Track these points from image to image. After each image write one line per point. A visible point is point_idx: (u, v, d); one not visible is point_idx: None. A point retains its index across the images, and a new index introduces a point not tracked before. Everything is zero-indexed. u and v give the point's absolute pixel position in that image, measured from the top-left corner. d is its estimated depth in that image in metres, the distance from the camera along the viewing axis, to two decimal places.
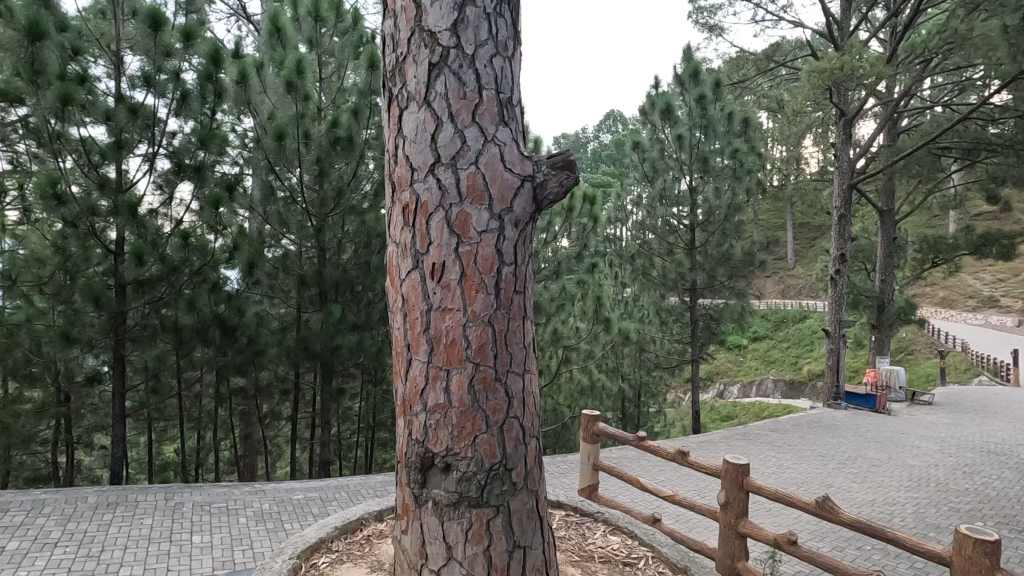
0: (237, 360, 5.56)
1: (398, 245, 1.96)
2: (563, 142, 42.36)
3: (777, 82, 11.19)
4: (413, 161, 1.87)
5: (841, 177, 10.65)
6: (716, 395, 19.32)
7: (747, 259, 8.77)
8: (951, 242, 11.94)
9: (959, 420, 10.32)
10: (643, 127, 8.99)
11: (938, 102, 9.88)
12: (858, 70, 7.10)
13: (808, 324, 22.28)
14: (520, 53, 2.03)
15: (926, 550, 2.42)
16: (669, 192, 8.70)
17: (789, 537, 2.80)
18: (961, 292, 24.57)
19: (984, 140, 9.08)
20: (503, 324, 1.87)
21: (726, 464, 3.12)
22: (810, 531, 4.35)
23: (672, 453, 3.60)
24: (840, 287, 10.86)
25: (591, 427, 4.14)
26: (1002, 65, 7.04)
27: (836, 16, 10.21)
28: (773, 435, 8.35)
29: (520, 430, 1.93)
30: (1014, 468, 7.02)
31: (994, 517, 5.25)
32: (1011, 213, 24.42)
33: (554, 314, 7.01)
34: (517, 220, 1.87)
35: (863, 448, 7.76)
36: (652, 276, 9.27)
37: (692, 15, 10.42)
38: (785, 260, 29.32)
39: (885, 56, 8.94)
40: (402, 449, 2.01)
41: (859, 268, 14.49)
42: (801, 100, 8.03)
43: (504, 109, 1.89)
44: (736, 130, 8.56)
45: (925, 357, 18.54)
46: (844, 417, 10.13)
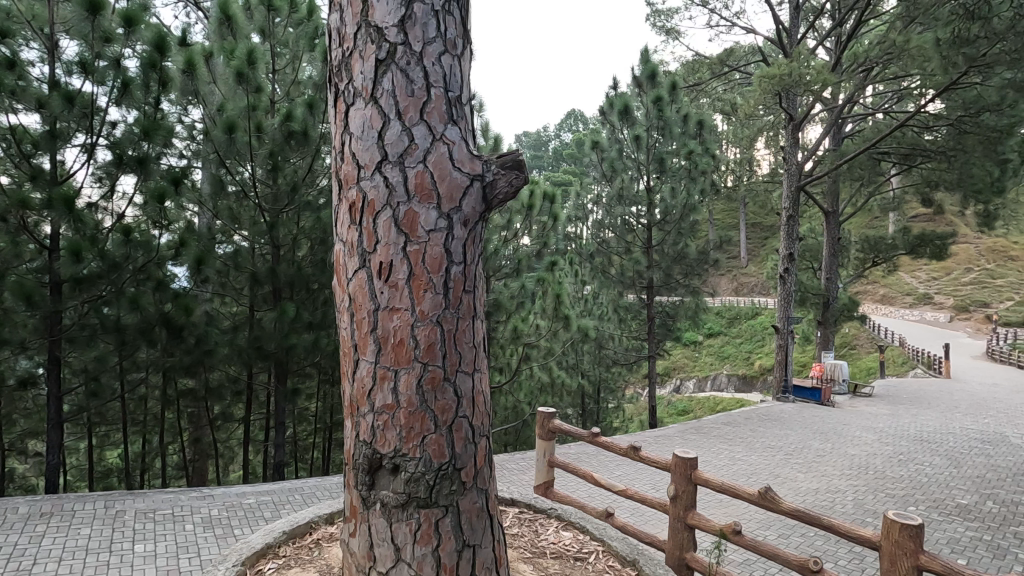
0: (185, 361, 5.35)
1: (345, 244, 1.92)
2: (525, 140, 42.52)
3: (731, 85, 11.48)
4: (359, 158, 1.85)
5: (790, 179, 11.09)
6: (673, 390, 19.91)
7: (701, 258, 9.03)
8: (890, 243, 12.58)
9: (896, 411, 10.89)
10: (603, 127, 9.12)
11: (878, 109, 10.40)
12: (805, 76, 7.40)
13: (759, 320, 23.12)
14: (470, 53, 2.02)
15: (858, 536, 2.54)
16: (627, 191, 8.88)
17: (733, 527, 2.89)
18: (899, 289, 25.83)
19: (920, 146, 9.63)
20: (453, 324, 1.86)
21: (675, 459, 3.20)
22: (757, 520, 4.54)
23: (625, 449, 3.66)
24: (788, 285, 11.28)
25: (547, 424, 4.18)
26: (936, 76, 7.46)
27: (786, 24, 10.62)
28: (725, 429, 8.61)
29: (469, 430, 1.93)
30: (944, 455, 7.48)
31: (926, 501, 5.59)
32: (943, 216, 26.00)
33: (514, 312, 7.03)
34: (466, 220, 1.86)
35: (809, 439, 8.12)
36: (611, 274, 9.48)
37: (649, 18, 10.66)
38: (737, 259, 30.30)
39: (831, 64, 9.37)
40: (350, 450, 1.97)
41: (807, 267, 15.14)
42: (753, 104, 8.32)
43: (453, 108, 1.88)
44: (691, 132, 8.77)
45: (867, 353, 19.54)
46: (792, 409, 10.58)
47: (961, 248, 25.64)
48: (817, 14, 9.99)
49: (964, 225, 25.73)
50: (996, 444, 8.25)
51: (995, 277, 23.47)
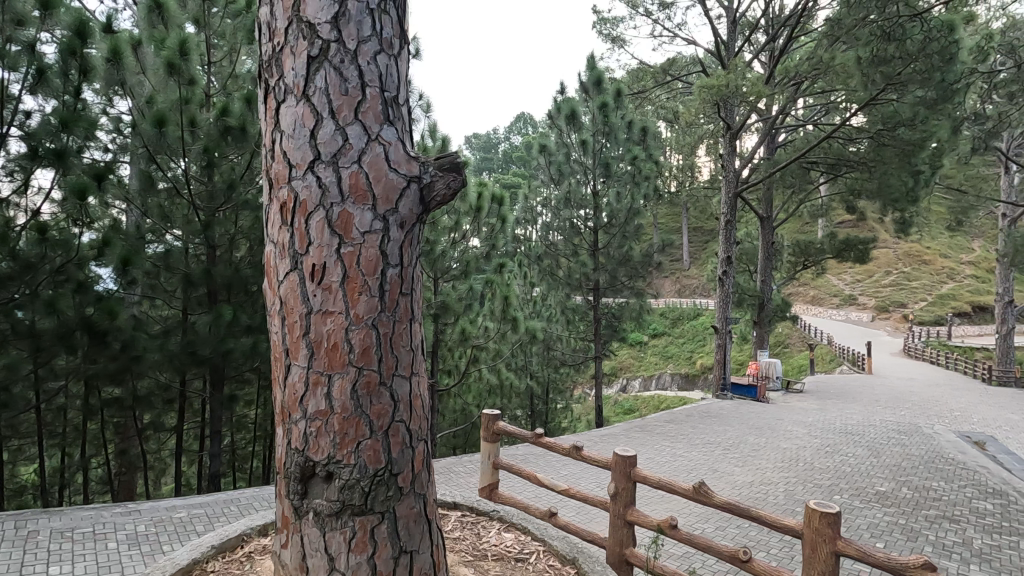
0: (109, 368, 5.01)
1: (276, 245, 1.87)
2: (475, 143, 42.63)
3: (673, 94, 11.88)
4: (291, 157, 1.80)
5: (727, 185, 11.59)
6: (620, 389, 20.41)
7: (645, 260, 9.31)
8: (818, 248, 13.39)
9: (824, 406, 11.57)
10: (550, 131, 9.24)
11: (808, 121, 11.04)
12: (741, 88, 7.75)
13: (700, 320, 24.03)
14: (408, 53, 2.00)
15: (783, 525, 2.68)
16: (574, 194, 9.03)
17: (670, 521, 2.98)
18: (827, 290, 27.47)
19: (845, 157, 10.29)
20: (389, 327, 1.83)
21: (616, 457, 3.28)
22: (695, 513, 4.72)
23: (567, 449, 3.71)
24: (726, 286, 11.77)
25: (491, 426, 4.19)
26: (858, 92, 7.98)
27: (724, 37, 11.10)
28: (668, 426, 8.90)
29: (406, 434, 1.90)
30: (866, 446, 8.02)
31: (849, 490, 5.97)
32: (865, 222, 27.91)
33: (462, 314, 7.00)
34: (402, 222, 1.83)
35: (745, 434, 8.51)
36: (559, 276, 9.62)
37: (596, 26, 10.91)
38: (680, 262, 31.39)
39: (765, 77, 9.89)
40: (281, 459, 1.91)
41: (744, 270, 15.88)
42: (693, 113, 8.65)
43: (389, 108, 1.86)
44: (635, 138, 9.04)
45: (798, 351, 20.69)
46: (730, 406, 11.06)
47: (882, 252, 27.60)
48: (753, 29, 10.50)
49: (884, 232, 27.70)
50: (911, 434, 8.92)
51: (910, 280, 25.41)
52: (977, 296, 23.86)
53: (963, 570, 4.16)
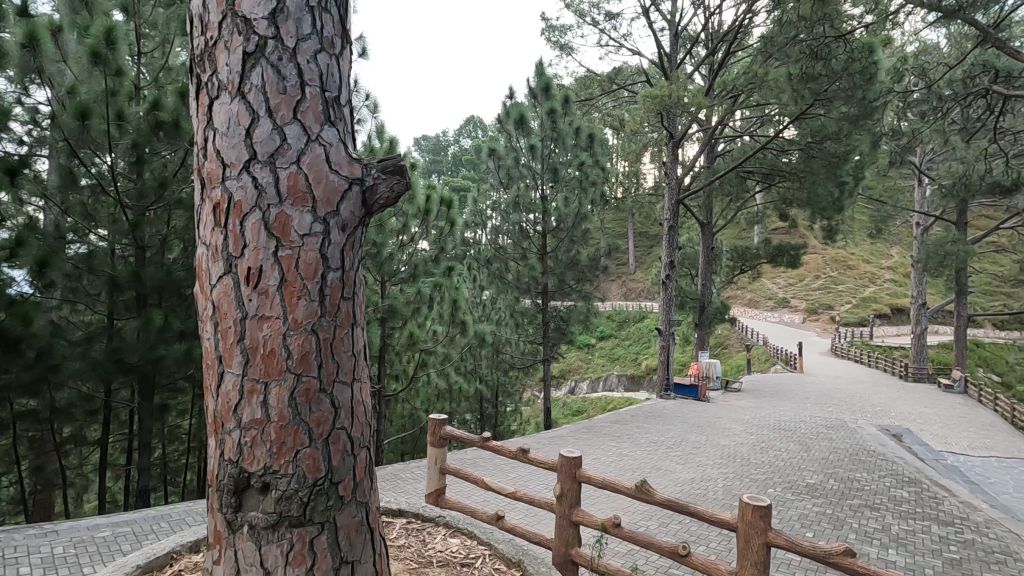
0: (23, 378, 4.63)
1: (208, 247, 1.79)
2: (424, 145, 42.29)
3: (619, 102, 12.20)
4: (224, 157, 1.73)
5: (670, 192, 12.01)
6: (568, 391, 20.71)
7: (592, 264, 9.49)
8: (754, 253, 14.06)
9: (760, 403, 12.16)
10: (499, 135, 9.28)
11: (744, 132, 11.60)
12: (683, 99, 8.05)
13: (645, 322, 24.73)
14: (350, 53, 1.96)
15: (719, 519, 2.79)
16: (523, 199, 9.11)
17: (613, 519, 3.04)
18: (763, 294, 28.90)
19: (778, 168, 10.87)
20: (329, 332, 1.79)
21: (562, 459, 3.32)
22: (639, 511, 4.84)
23: (514, 452, 3.73)
24: (670, 290, 12.17)
25: (438, 431, 4.16)
26: (790, 107, 8.46)
27: (667, 50, 11.51)
28: (614, 427, 9.10)
29: (348, 441, 1.86)
30: (797, 441, 8.48)
31: (782, 483, 6.29)
32: (797, 229, 29.57)
33: (410, 318, 6.90)
34: (344, 225, 1.80)
35: (687, 433, 8.82)
36: (507, 279, 9.67)
37: (544, 33, 11.06)
38: (626, 266, 32.22)
39: (705, 89, 10.32)
40: (214, 471, 1.83)
41: (686, 274, 16.49)
42: (638, 121, 8.91)
43: (330, 109, 1.82)
44: (582, 144, 9.22)
45: (736, 352, 21.65)
46: (673, 406, 11.44)
47: (812, 258, 29.31)
48: (694, 42, 10.95)
49: (814, 239, 29.44)
50: (837, 429, 9.49)
51: (837, 284, 27.10)
52: (894, 298, 25.72)
53: (881, 554, 4.46)
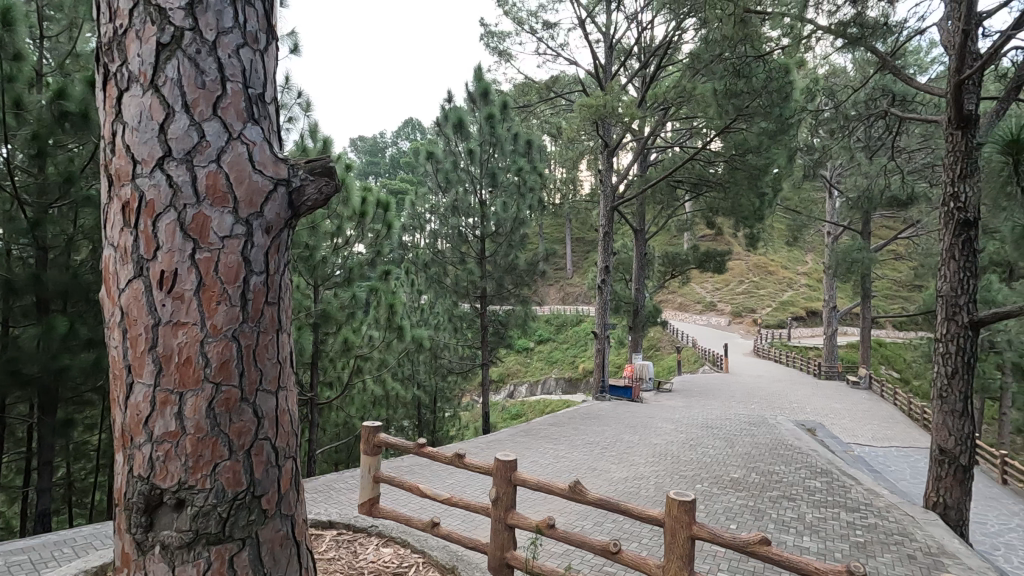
0: None
1: (117, 249, 1.67)
2: (360, 146, 41.41)
3: (557, 110, 12.44)
4: (135, 153, 1.63)
5: (605, 199, 12.35)
6: (507, 395, 20.83)
7: (530, 269, 9.60)
8: (684, 258, 14.70)
9: (689, 403, 12.70)
10: (437, 138, 9.21)
11: (674, 143, 12.12)
12: (617, 109, 8.30)
13: (582, 326, 25.28)
14: (275, 49, 1.89)
15: (647, 516, 2.88)
16: (461, 203, 9.07)
17: (548, 521, 3.08)
18: (692, 298, 30.27)
19: (705, 178, 11.44)
20: (252, 338, 1.71)
21: (497, 463, 3.33)
22: (575, 511, 4.92)
23: (450, 457, 3.70)
24: (605, 294, 12.50)
25: (371, 438, 4.06)
26: (716, 121, 8.93)
27: (602, 61, 11.84)
28: (551, 429, 9.21)
29: (271, 452, 1.79)
30: (723, 438, 8.92)
31: (710, 479, 6.58)
32: (722, 236, 31.20)
33: (345, 323, 6.70)
34: (268, 227, 1.73)
35: (621, 433, 9.07)
36: (445, 284, 9.61)
37: (483, 38, 11.11)
38: (563, 270, 32.85)
39: (638, 101, 10.70)
40: (122, 489, 1.71)
41: (620, 279, 16.99)
42: (574, 129, 9.11)
43: (254, 106, 1.75)
44: (520, 150, 9.31)
45: (667, 354, 22.52)
46: (608, 407, 11.74)
47: (736, 264, 31.02)
48: (627, 55, 11.33)
49: (737, 245, 31.17)
50: (758, 425, 10.06)
51: (759, 288, 28.78)
52: (809, 302, 27.62)
53: (797, 541, 4.77)
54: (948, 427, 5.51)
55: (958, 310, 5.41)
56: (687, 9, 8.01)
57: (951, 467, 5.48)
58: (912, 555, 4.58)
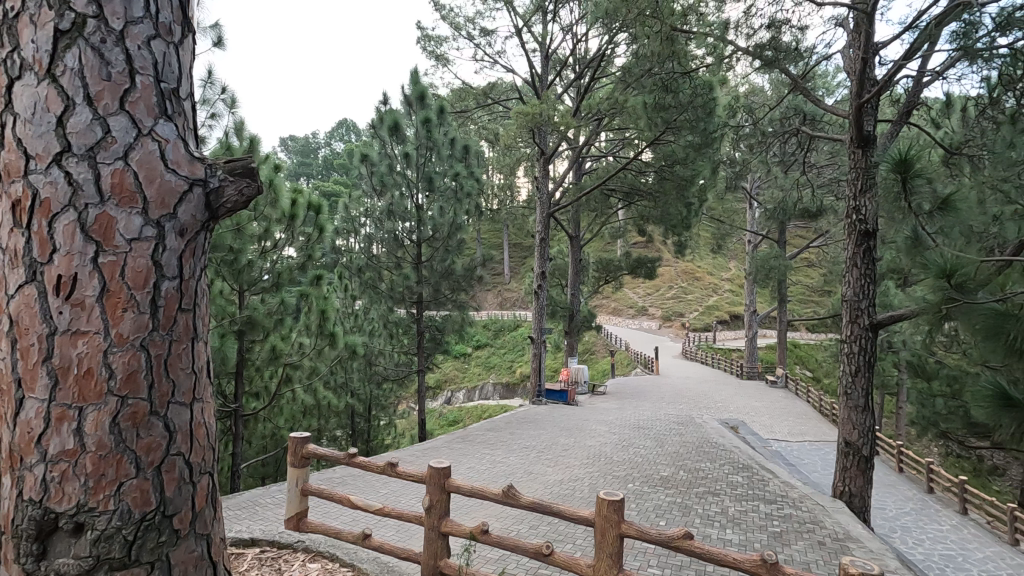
0: None
1: (3, 251, 1.52)
2: (291, 146, 39.90)
3: (494, 116, 12.53)
4: (27, 147, 1.49)
5: (542, 206, 12.54)
6: (444, 402, 20.65)
7: (467, 274, 9.59)
8: (617, 264, 15.17)
9: (622, 405, 13.09)
10: (373, 140, 9.02)
11: (608, 153, 12.50)
12: (553, 117, 8.47)
13: (519, 331, 25.48)
14: (189, 43, 1.82)
15: (578, 517, 2.94)
16: (397, 207, 8.92)
17: (481, 527, 3.07)
18: (625, 303, 31.28)
19: (636, 187, 11.87)
20: (163, 347, 1.61)
21: (431, 470, 3.30)
22: (510, 516, 4.94)
23: (382, 466, 3.62)
24: (541, 299, 12.67)
25: (299, 450, 3.90)
26: (646, 132, 9.30)
27: (539, 70, 12.05)
28: (488, 435, 9.22)
29: (185, 468, 1.69)
30: (653, 438, 9.25)
31: (641, 477, 6.81)
32: (653, 244, 32.47)
33: (273, 330, 6.40)
34: (182, 230, 1.65)
35: (557, 436, 9.21)
36: (380, 289, 9.40)
37: (420, 41, 11.02)
38: (501, 276, 33.03)
39: (573, 110, 10.97)
40: (5, 517, 1.54)
41: (556, 284, 17.29)
42: (511, 136, 9.21)
43: (166, 101, 1.67)
44: (457, 155, 9.30)
45: (602, 357, 23.12)
46: (544, 411, 11.90)
47: (666, 270, 32.37)
48: (563, 66, 11.59)
49: (667, 253, 32.53)
50: (686, 425, 10.52)
51: (687, 294, 30.15)
52: (732, 306, 29.21)
53: (721, 534, 5.02)
54: (853, 421, 5.97)
55: (860, 313, 5.90)
56: (618, 25, 8.32)
57: (855, 458, 5.95)
58: (822, 541, 4.93)
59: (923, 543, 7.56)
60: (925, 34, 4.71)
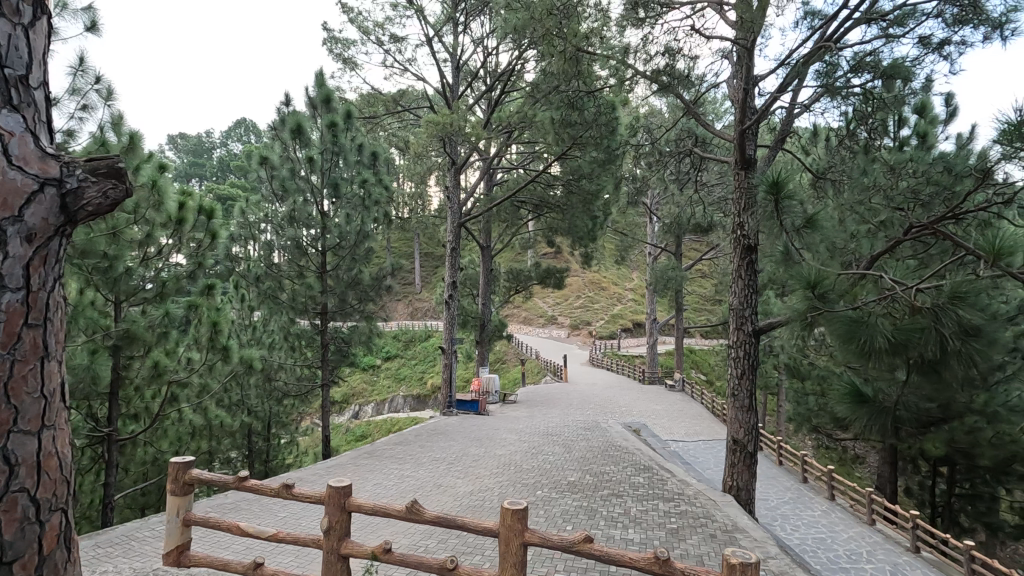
0: None
1: None
2: (182, 146, 36.98)
3: (404, 124, 12.35)
4: None
5: (453, 216, 12.51)
6: (351, 416, 19.88)
7: (375, 284, 9.31)
8: (527, 274, 15.45)
9: (532, 413, 13.29)
10: (273, 143, 8.54)
11: (518, 165, 12.76)
12: (464, 128, 8.50)
13: (431, 341, 25.17)
14: (43, 30, 1.68)
15: (482, 528, 2.93)
16: (300, 213, 8.48)
17: (383, 546, 2.97)
18: (535, 312, 31.97)
19: (545, 199, 12.20)
20: (3, 367, 1.45)
21: (330, 489, 3.15)
22: (419, 531, 4.84)
23: (277, 488, 3.39)
24: (452, 308, 12.58)
25: (182, 476, 3.55)
26: (555, 146, 9.59)
27: (450, 80, 12.07)
28: (397, 449, 8.98)
29: (28, 506, 1.50)
30: (562, 444, 9.48)
31: (551, 484, 6.93)
32: (562, 255, 33.53)
33: (155, 344, 5.81)
34: (31, 233, 1.51)
35: (468, 447, 9.16)
36: (281, 300, 8.83)
37: (326, 43, 10.64)
38: (412, 286, 32.55)
39: (484, 122, 11.08)
40: None
41: (468, 294, 17.29)
42: (421, 144, 9.11)
43: (14, 92, 1.54)
44: (365, 162, 9.05)
45: (513, 366, 23.38)
46: (455, 422, 11.80)
47: (573, 280, 33.56)
48: (474, 78, 11.69)
49: (574, 264, 33.71)
50: (592, 430, 10.88)
51: (593, 303, 31.37)
52: (635, 314, 30.73)
53: (623, 534, 5.22)
54: (739, 420, 6.47)
55: (744, 320, 6.44)
56: (527, 42, 8.55)
57: (742, 454, 6.43)
58: (713, 534, 5.28)
59: (799, 529, 8.34)
60: (795, 71, 5.28)
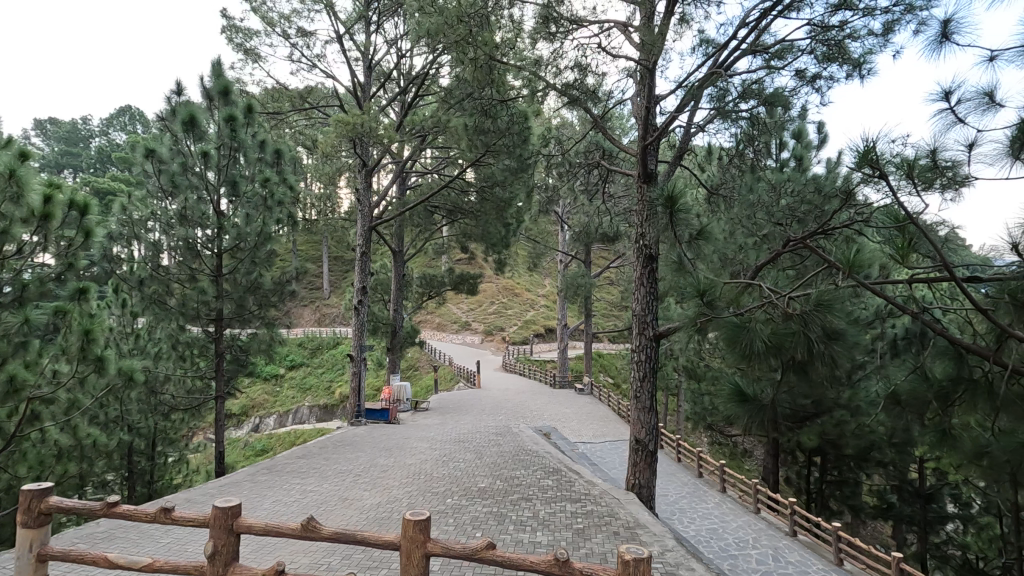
0: None
1: None
2: (53, 133, 33.08)
3: (312, 122, 11.84)
4: None
5: (363, 219, 12.13)
6: (251, 429, 18.63)
7: (277, 289, 8.74)
8: (441, 280, 15.31)
9: (444, 420, 13.14)
10: (162, 134, 7.85)
11: (432, 169, 12.63)
12: (375, 129, 8.28)
13: (340, 348, 24.23)
14: None
15: (383, 542, 2.84)
16: (192, 211, 7.84)
17: (275, 568, 2.80)
18: (449, 318, 31.78)
19: (459, 205, 12.16)
20: None
21: (215, 511, 2.92)
22: (321, 549, 4.62)
23: (153, 513, 3.09)
24: (362, 315, 12.16)
25: (36, 506, 3.13)
26: (469, 152, 9.59)
27: (361, 80, 11.73)
28: (299, 462, 8.50)
29: None
30: (473, 450, 9.44)
31: (460, 491, 6.88)
32: (476, 261, 33.62)
33: (12, 356, 5.09)
34: None
35: (376, 458, 8.87)
36: (168, 305, 8.07)
37: (225, 31, 9.98)
38: (319, 291, 31.17)
39: (396, 125, 10.88)
40: None
41: (379, 299, 16.83)
42: (329, 143, 8.76)
43: None
44: (268, 159, 8.53)
45: (425, 373, 23.00)
46: (363, 432, 11.38)
47: (487, 286, 33.75)
48: (386, 79, 11.45)
49: (489, 270, 33.93)
50: (504, 435, 10.95)
51: (507, 309, 31.66)
52: (547, 320, 31.43)
53: (531, 537, 5.29)
54: (641, 420, 6.78)
55: (646, 325, 6.79)
56: (441, 46, 8.52)
57: (643, 453, 6.74)
58: (617, 531, 5.49)
59: (694, 521, 8.89)
60: (690, 94, 5.69)
